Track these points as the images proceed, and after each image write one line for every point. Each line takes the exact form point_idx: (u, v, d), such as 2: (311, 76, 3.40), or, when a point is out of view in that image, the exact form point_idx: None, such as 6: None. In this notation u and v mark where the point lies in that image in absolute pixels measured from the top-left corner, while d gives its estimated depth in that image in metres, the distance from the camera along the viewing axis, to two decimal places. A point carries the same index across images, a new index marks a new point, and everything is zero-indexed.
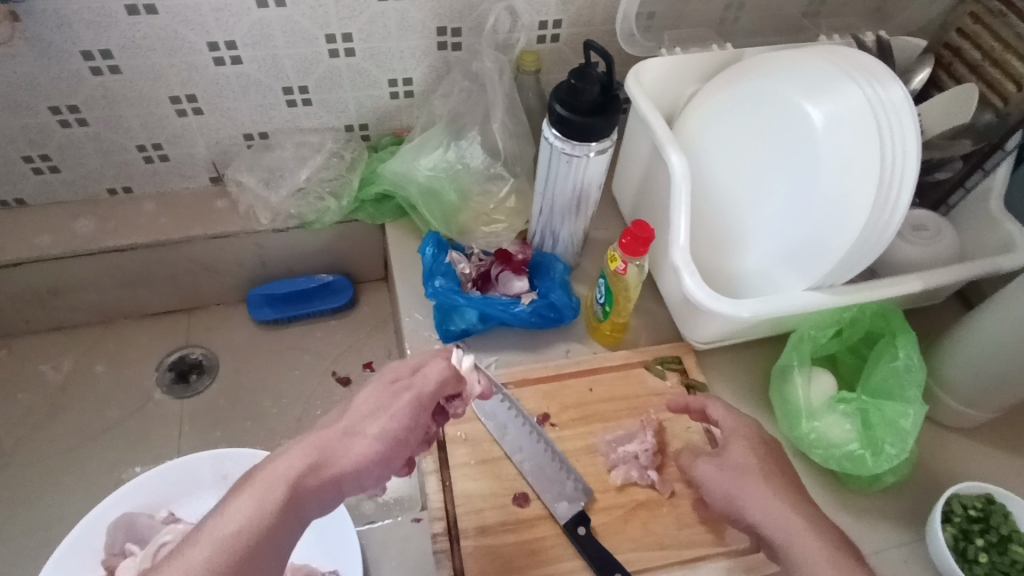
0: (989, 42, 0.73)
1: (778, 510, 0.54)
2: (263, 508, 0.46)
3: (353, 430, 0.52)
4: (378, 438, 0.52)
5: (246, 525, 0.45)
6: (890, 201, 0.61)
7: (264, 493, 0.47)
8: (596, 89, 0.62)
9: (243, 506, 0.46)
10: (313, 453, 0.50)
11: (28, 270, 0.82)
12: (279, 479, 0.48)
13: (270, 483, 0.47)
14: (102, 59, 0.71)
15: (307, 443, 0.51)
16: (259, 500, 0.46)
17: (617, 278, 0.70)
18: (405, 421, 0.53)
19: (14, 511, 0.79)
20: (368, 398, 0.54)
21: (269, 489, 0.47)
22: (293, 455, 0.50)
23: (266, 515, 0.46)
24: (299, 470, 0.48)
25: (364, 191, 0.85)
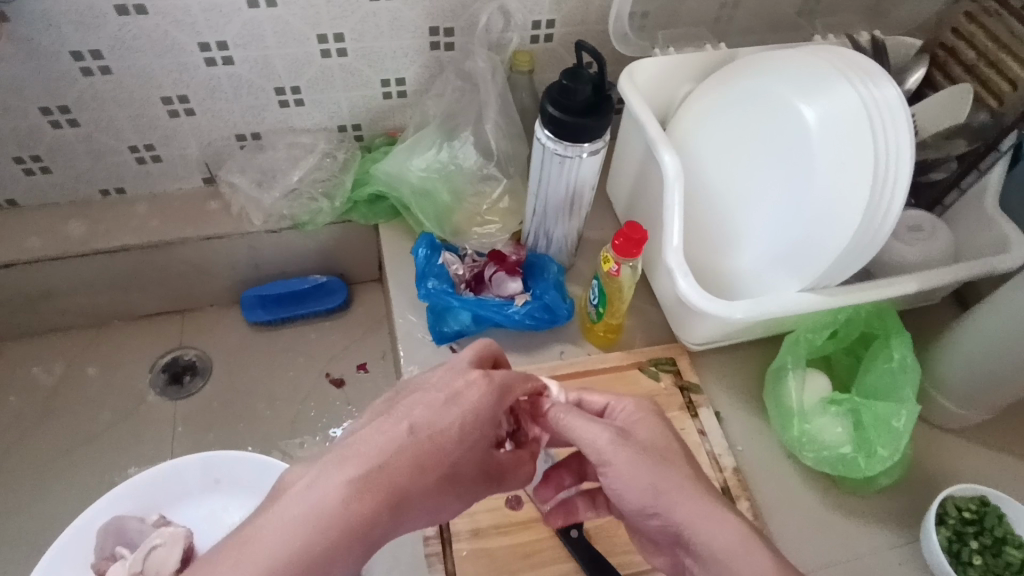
0: (984, 42, 0.72)
1: (636, 487, 0.50)
2: (326, 529, 0.40)
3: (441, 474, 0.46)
4: (456, 494, 0.47)
5: (307, 546, 0.40)
6: (884, 201, 0.60)
7: (332, 533, 0.40)
8: (588, 89, 0.62)
9: (306, 538, 0.40)
10: (394, 493, 0.43)
11: (20, 272, 0.82)
12: (341, 496, 0.42)
13: (332, 501, 0.41)
14: (92, 59, 0.71)
15: (383, 471, 0.44)
16: (323, 537, 0.40)
17: (611, 280, 0.70)
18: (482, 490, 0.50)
19: (7, 515, 0.79)
20: (465, 435, 0.48)
21: (337, 529, 0.40)
22: (366, 484, 0.43)
23: (329, 561, 0.40)
24: (375, 517, 0.42)
25: (357, 191, 0.85)
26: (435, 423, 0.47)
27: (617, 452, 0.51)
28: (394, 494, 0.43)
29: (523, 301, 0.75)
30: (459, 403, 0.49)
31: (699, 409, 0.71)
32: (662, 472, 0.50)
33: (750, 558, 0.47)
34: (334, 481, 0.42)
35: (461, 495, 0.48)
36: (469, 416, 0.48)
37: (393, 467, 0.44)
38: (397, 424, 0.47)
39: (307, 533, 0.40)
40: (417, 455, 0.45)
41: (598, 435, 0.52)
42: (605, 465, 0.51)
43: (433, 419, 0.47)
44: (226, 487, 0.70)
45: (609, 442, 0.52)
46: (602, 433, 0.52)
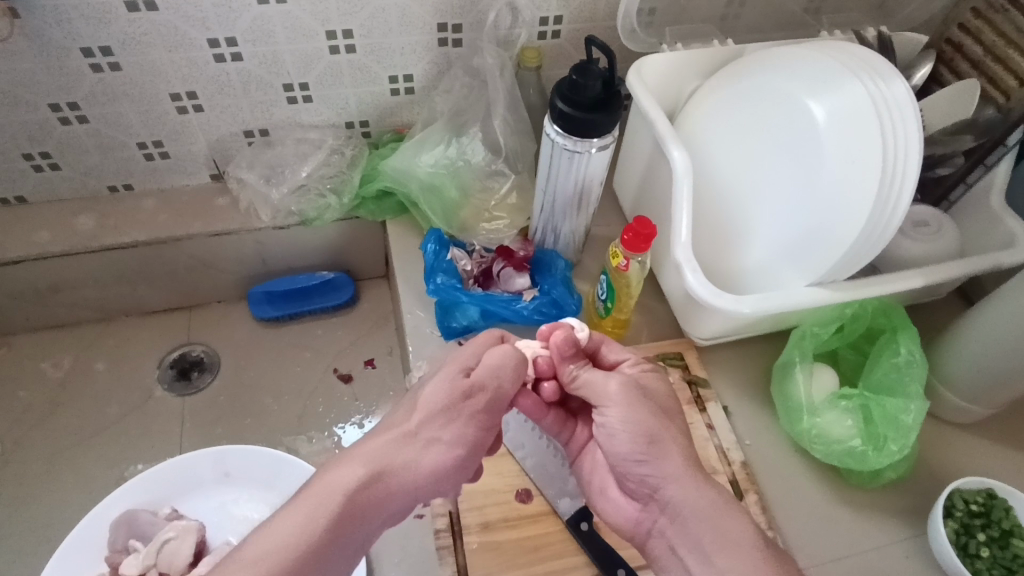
0: (990, 38, 0.71)
1: (634, 434, 0.53)
2: (317, 518, 0.47)
3: (419, 430, 0.52)
4: (440, 442, 0.52)
5: (299, 536, 0.46)
6: (893, 195, 0.60)
7: (322, 503, 0.48)
8: (597, 85, 0.62)
9: (300, 513, 0.47)
10: (375, 460, 0.51)
11: (29, 267, 0.82)
12: (335, 489, 0.48)
13: (325, 494, 0.48)
14: (102, 55, 0.71)
15: (365, 449, 0.51)
16: (314, 511, 0.47)
17: (619, 275, 0.70)
18: (471, 430, 0.53)
19: (16, 508, 0.79)
20: (434, 392, 0.54)
21: (326, 500, 0.48)
22: (349, 462, 0.50)
23: (320, 530, 0.47)
24: (359, 485, 0.49)
25: (365, 187, 0.85)
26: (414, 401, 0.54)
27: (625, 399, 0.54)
28: (373, 461, 0.50)
29: (530, 297, 0.75)
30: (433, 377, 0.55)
31: (706, 403, 0.71)
32: (661, 427, 0.54)
33: (729, 519, 0.51)
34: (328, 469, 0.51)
35: (449, 438, 0.52)
36: (440, 376, 0.55)
37: (371, 445, 0.52)
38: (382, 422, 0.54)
39: (300, 512, 0.47)
40: (391, 426, 0.53)
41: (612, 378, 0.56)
42: (610, 405, 0.54)
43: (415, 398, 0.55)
44: (237, 480, 0.71)
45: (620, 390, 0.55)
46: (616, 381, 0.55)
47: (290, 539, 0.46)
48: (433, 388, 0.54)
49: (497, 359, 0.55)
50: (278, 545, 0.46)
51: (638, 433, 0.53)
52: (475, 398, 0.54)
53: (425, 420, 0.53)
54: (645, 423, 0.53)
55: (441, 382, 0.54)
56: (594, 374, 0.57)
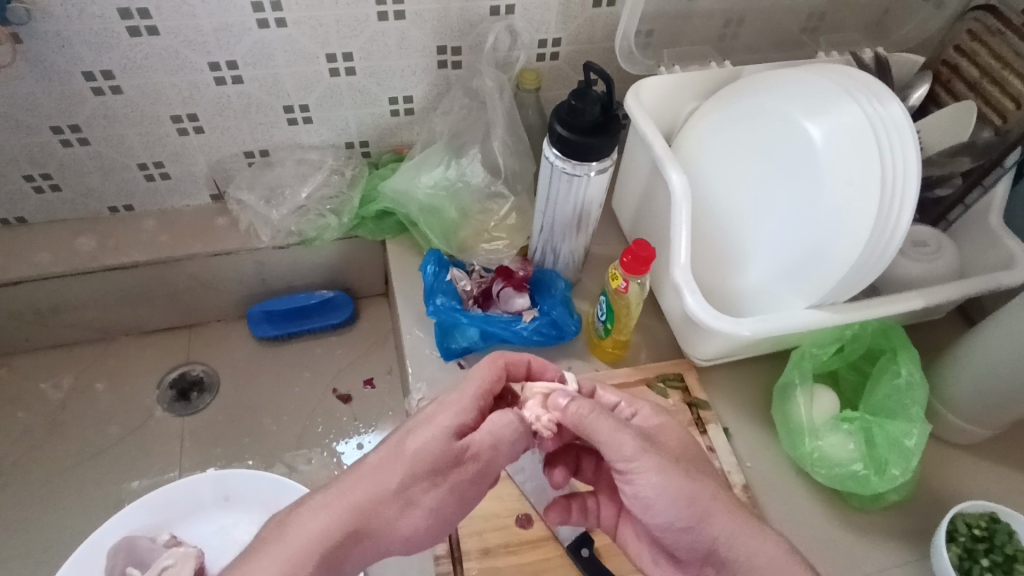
0: (988, 60, 0.71)
1: (671, 496, 0.51)
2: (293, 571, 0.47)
3: (405, 492, 0.50)
4: (424, 504, 0.51)
5: None
6: (892, 216, 0.60)
7: (297, 561, 0.47)
8: (595, 109, 0.63)
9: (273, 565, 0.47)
10: (353, 516, 0.49)
11: (29, 288, 0.82)
12: (312, 541, 0.48)
13: (301, 546, 0.48)
14: (104, 79, 0.72)
15: (344, 498, 0.50)
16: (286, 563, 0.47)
17: (618, 296, 0.70)
18: (454, 499, 0.52)
19: (14, 531, 0.79)
20: (424, 451, 0.51)
21: (302, 553, 0.47)
22: (324, 512, 0.49)
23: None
24: (335, 536, 0.49)
25: (364, 208, 0.86)
26: (398, 449, 0.52)
27: (646, 459, 0.52)
28: (352, 517, 0.49)
29: (530, 317, 0.75)
30: (427, 425, 0.53)
31: (707, 425, 0.71)
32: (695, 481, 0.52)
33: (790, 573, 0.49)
34: (306, 508, 0.50)
35: (430, 506, 0.51)
36: (432, 429, 0.52)
37: (351, 496, 0.50)
38: (362, 463, 0.52)
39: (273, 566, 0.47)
40: (373, 480, 0.51)
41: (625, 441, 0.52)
42: (635, 470, 0.52)
43: (399, 445, 0.52)
44: (237, 502, 0.71)
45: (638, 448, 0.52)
46: (631, 438, 0.53)
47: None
48: (422, 442, 0.52)
49: (499, 433, 0.53)
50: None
51: (674, 494, 0.51)
52: (466, 460, 0.52)
53: (413, 482, 0.51)
54: (677, 482, 0.51)
55: (433, 436, 0.52)
56: (601, 428, 0.53)
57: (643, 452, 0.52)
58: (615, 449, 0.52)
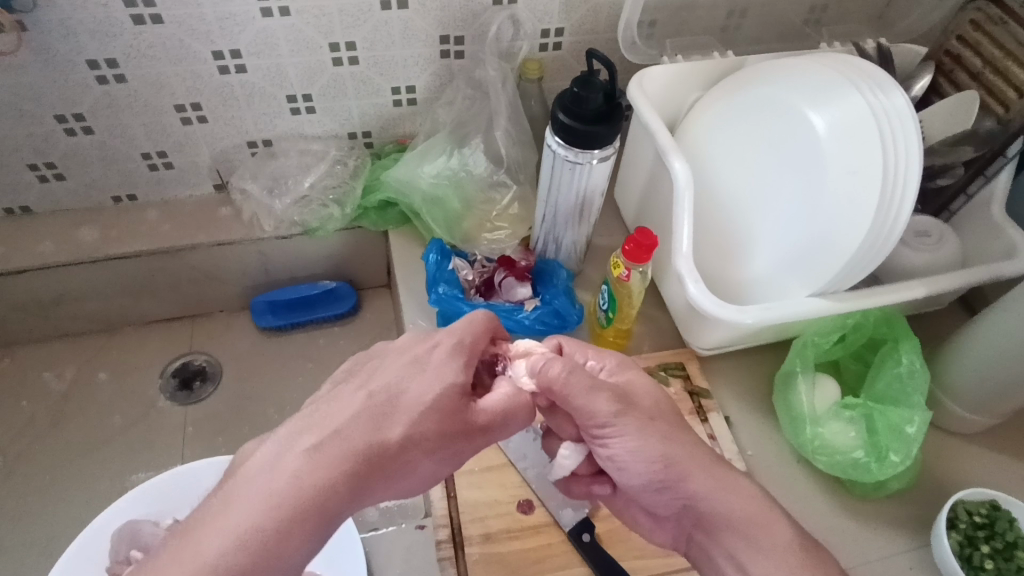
0: (990, 50, 0.72)
1: (645, 459, 0.54)
2: (292, 522, 0.41)
3: (405, 438, 0.46)
4: (421, 454, 0.47)
5: (266, 543, 0.40)
6: (893, 204, 0.61)
7: (294, 519, 0.41)
8: (599, 97, 0.63)
9: (268, 522, 0.41)
10: (352, 466, 0.44)
11: (33, 278, 0.82)
12: (313, 489, 0.42)
13: (300, 494, 0.42)
14: (108, 68, 0.72)
15: (340, 442, 0.45)
16: (283, 520, 0.41)
17: (620, 285, 0.70)
18: (449, 454, 0.48)
19: (18, 519, 0.79)
20: (433, 395, 0.48)
21: (301, 503, 0.42)
22: (326, 455, 0.44)
23: (294, 536, 0.41)
24: (338, 484, 0.43)
25: (367, 199, 0.86)
26: (395, 386, 0.49)
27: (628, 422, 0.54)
28: (355, 465, 0.44)
29: (532, 306, 0.76)
30: (425, 366, 0.50)
31: (708, 414, 0.71)
32: (665, 443, 0.54)
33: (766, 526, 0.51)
34: (299, 454, 0.44)
35: (429, 445, 0.47)
36: (436, 380, 0.49)
37: (354, 438, 0.45)
38: (360, 403, 0.47)
39: (265, 519, 0.41)
40: (377, 428, 0.46)
41: (602, 388, 0.54)
42: (611, 432, 0.54)
43: (395, 381, 0.49)
44: None
45: (615, 409, 0.54)
46: (609, 400, 0.54)
47: (258, 558, 0.40)
48: (423, 390, 0.48)
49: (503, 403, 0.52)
50: (246, 551, 0.40)
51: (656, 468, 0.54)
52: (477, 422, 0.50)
53: (415, 438, 0.46)
54: (651, 446, 0.54)
55: (434, 380, 0.49)
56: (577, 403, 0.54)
57: (617, 415, 0.54)
58: (583, 408, 0.54)
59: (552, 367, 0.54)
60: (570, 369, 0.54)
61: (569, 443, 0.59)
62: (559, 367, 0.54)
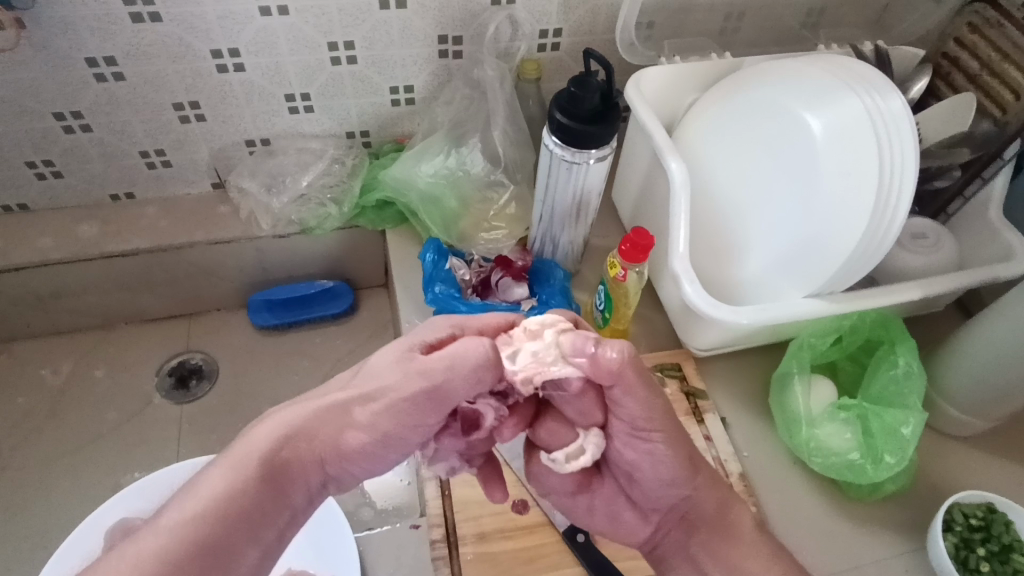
0: (987, 53, 0.72)
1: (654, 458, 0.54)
2: (238, 478, 0.44)
3: (350, 403, 0.48)
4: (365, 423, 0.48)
5: (215, 497, 0.43)
6: (889, 207, 0.60)
7: (239, 469, 0.44)
8: (595, 97, 0.63)
9: (219, 482, 0.44)
10: (300, 422, 0.48)
11: (30, 275, 0.82)
12: (258, 448, 0.46)
13: (246, 454, 0.45)
14: (107, 65, 0.72)
15: (296, 408, 0.49)
16: (232, 482, 0.44)
17: (617, 285, 0.70)
18: (400, 425, 0.47)
19: (12, 515, 0.79)
20: (384, 358, 0.50)
21: (246, 459, 0.45)
22: (278, 422, 0.48)
23: (239, 491, 0.44)
24: (279, 443, 0.47)
25: (364, 197, 0.86)
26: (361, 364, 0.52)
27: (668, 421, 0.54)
28: (301, 423, 0.48)
29: (529, 307, 0.76)
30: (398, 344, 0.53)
31: (704, 414, 0.71)
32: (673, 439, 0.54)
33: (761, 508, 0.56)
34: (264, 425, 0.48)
35: (373, 413, 0.48)
36: (397, 347, 0.51)
37: (307, 407, 0.49)
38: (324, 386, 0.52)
39: (218, 479, 0.44)
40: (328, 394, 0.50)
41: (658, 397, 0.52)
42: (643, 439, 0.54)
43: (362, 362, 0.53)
44: None
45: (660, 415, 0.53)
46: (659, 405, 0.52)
47: (207, 506, 0.43)
48: (381, 356, 0.51)
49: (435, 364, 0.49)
50: (195, 507, 0.43)
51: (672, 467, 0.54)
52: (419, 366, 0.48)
53: (358, 395, 0.49)
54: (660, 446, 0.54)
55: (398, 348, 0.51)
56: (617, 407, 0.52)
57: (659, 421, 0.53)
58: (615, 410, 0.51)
59: (608, 354, 0.49)
60: (627, 362, 0.49)
61: (593, 433, 0.55)
62: (620, 351, 0.49)
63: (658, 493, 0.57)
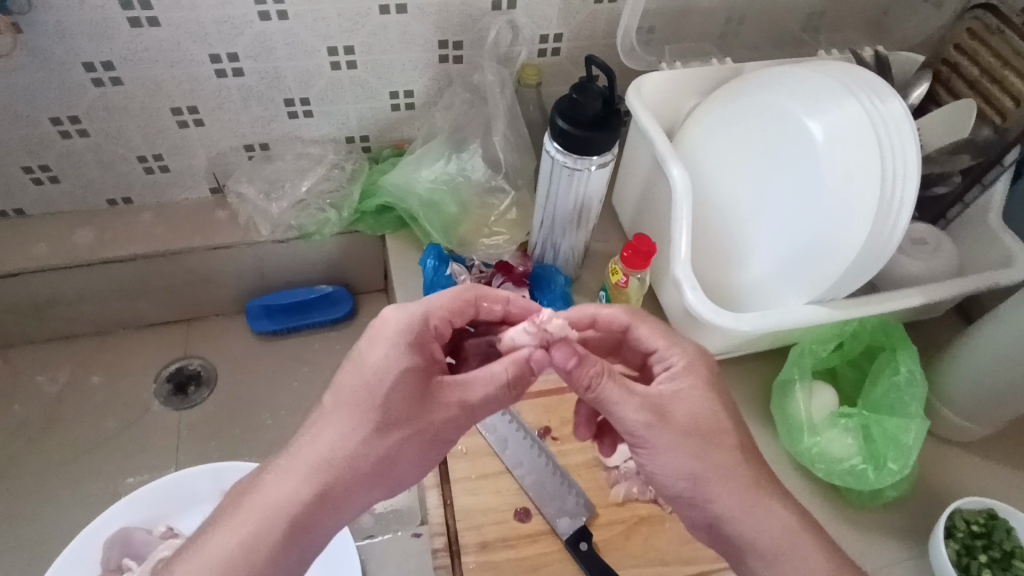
0: (988, 59, 0.72)
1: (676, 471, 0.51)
2: (253, 543, 0.46)
3: (354, 442, 0.48)
4: (382, 448, 0.49)
5: (232, 561, 0.46)
6: (891, 215, 0.62)
7: (258, 533, 0.47)
8: (597, 103, 0.63)
9: (231, 543, 0.47)
10: (311, 473, 0.48)
11: (26, 281, 0.82)
12: (275, 508, 0.47)
13: (263, 512, 0.47)
14: (104, 70, 0.71)
15: (306, 458, 0.49)
16: (251, 539, 0.46)
17: (618, 292, 0.71)
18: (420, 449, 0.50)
19: (10, 524, 0.78)
20: (375, 379, 0.49)
21: (263, 521, 0.47)
22: (291, 473, 0.48)
23: (257, 557, 0.46)
24: (291, 499, 0.47)
25: (364, 203, 0.85)
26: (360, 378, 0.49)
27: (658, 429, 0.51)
28: (315, 480, 0.48)
29: None
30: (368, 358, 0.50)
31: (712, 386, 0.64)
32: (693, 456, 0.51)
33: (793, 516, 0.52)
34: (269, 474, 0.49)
35: (388, 445, 0.49)
36: (385, 342, 0.50)
37: (317, 450, 0.49)
38: (326, 409, 0.50)
39: (229, 538, 0.47)
40: (329, 434, 0.49)
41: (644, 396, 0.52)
42: (643, 443, 0.52)
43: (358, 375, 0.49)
44: None
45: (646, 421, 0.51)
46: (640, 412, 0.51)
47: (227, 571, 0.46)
48: (369, 362, 0.50)
49: (402, 320, 0.52)
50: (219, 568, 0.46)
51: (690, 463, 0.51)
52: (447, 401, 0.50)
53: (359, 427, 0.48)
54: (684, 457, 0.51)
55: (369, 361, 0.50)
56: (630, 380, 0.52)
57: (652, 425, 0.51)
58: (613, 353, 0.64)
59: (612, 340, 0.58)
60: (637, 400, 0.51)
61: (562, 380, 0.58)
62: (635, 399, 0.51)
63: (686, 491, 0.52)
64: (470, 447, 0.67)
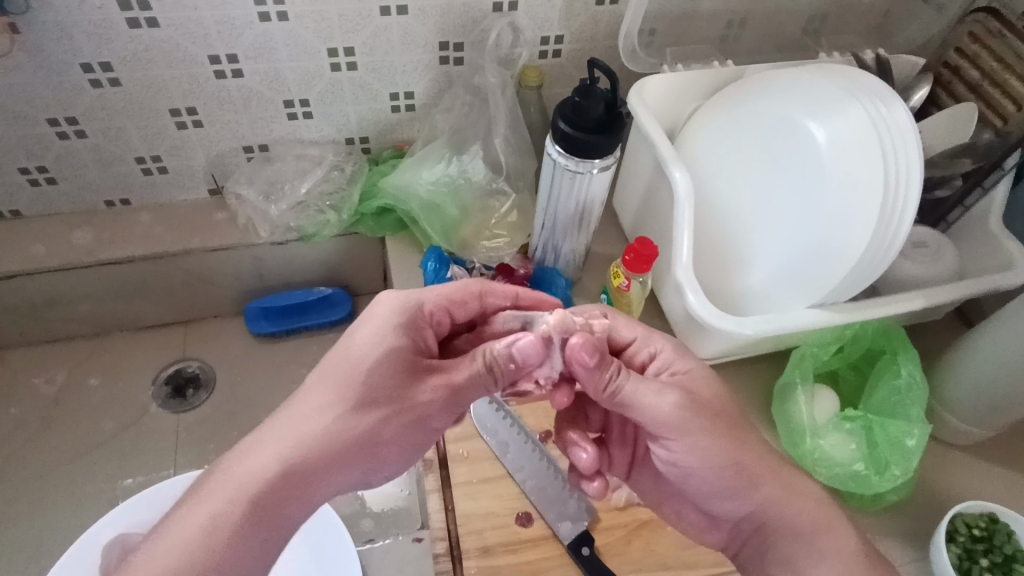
0: (989, 63, 0.72)
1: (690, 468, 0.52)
2: (224, 515, 0.45)
3: (336, 413, 0.48)
4: (364, 421, 0.48)
5: (200, 534, 0.44)
6: (893, 220, 0.61)
7: (228, 506, 0.45)
8: (600, 107, 0.62)
9: (200, 519, 0.45)
10: (289, 445, 0.47)
11: (23, 282, 0.81)
12: (248, 480, 0.46)
13: (235, 484, 0.46)
14: (102, 71, 0.71)
15: (287, 430, 0.48)
16: (221, 513, 0.45)
17: (620, 295, 0.71)
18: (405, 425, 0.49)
19: (7, 528, 0.78)
20: (366, 356, 0.50)
21: (234, 493, 0.46)
22: (268, 444, 0.48)
23: (226, 531, 0.44)
24: (265, 469, 0.46)
25: (364, 205, 0.85)
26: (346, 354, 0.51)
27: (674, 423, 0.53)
28: (293, 453, 0.47)
29: None
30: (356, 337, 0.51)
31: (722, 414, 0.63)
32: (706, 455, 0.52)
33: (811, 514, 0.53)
34: (240, 453, 0.48)
35: (370, 421, 0.48)
36: (375, 321, 0.52)
37: (298, 422, 0.48)
38: (312, 385, 0.50)
39: (197, 521, 0.45)
40: (311, 407, 0.49)
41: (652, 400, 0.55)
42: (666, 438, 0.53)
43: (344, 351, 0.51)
44: None
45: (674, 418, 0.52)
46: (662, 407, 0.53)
47: (193, 546, 0.44)
48: (357, 343, 0.51)
49: (391, 301, 0.54)
50: (187, 543, 0.44)
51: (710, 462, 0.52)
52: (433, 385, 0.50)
53: (341, 399, 0.48)
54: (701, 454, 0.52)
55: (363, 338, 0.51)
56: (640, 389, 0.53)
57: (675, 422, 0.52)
58: None
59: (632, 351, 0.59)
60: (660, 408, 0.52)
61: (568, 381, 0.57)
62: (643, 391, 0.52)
63: (709, 486, 0.53)
64: (471, 451, 0.67)
